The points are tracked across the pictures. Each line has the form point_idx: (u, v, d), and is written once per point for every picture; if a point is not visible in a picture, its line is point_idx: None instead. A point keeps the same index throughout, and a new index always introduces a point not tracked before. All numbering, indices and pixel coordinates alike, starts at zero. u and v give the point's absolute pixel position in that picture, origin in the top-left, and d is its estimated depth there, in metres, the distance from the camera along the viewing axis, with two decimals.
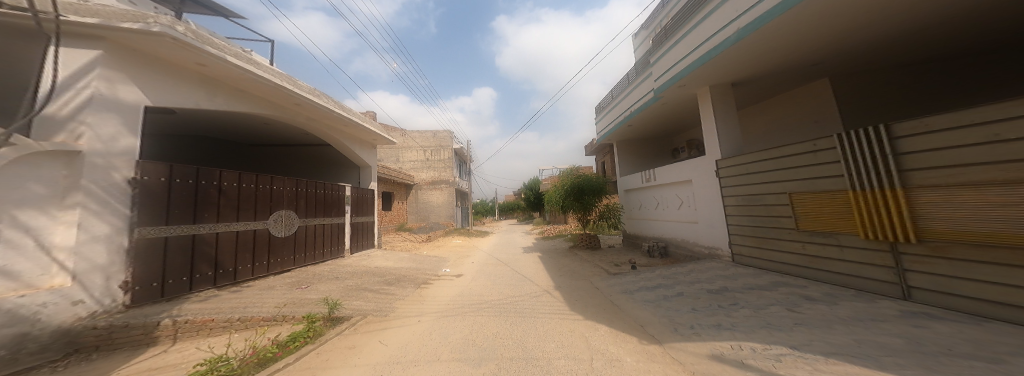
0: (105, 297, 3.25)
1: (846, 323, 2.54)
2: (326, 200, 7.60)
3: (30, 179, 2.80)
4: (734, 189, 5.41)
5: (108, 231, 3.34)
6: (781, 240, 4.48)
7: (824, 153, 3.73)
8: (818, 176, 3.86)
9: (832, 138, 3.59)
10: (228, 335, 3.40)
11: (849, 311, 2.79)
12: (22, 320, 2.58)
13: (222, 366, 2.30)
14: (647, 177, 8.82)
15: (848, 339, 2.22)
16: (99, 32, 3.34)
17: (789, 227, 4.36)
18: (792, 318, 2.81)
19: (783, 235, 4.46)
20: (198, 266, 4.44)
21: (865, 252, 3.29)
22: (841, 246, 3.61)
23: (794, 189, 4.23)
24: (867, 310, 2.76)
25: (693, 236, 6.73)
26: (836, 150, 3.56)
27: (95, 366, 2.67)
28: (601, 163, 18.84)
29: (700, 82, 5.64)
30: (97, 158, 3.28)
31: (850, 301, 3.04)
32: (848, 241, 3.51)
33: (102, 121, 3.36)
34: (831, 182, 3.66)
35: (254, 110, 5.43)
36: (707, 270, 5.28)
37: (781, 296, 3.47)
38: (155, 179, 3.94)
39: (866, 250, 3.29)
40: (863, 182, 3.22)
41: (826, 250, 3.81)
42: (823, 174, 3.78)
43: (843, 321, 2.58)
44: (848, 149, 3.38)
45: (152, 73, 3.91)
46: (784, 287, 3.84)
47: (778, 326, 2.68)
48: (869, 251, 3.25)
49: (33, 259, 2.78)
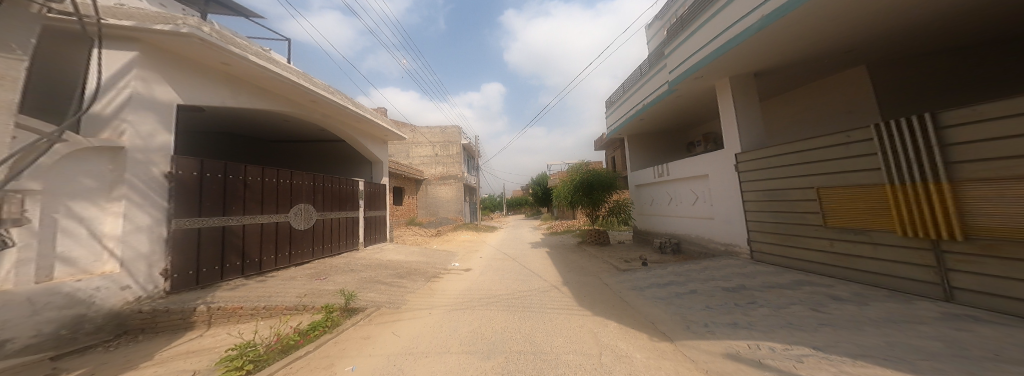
0: (148, 283, 3.52)
1: (878, 325, 2.45)
2: (341, 195, 7.83)
3: (81, 174, 3.04)
4: (755, 185, 5.24)
5: (149, 222, 3.59)
6: (807, 238, 4.32)
7: (859, 146, 3.56)
8: (851, 170, 3.69)
9: (868, 129, 3.42)
10: (255, 322, 3.55)
11: (880, 312, 2.70)
12: (80, 302, 2.85)
13: (249, 351, 2.47)
14: (659, 172, 8.62)
15: (880, 341, 2.15)
16: (135, 34, 3.53)
17: (816, 224, 4.20)
18: (817, 318, 2.74)
19: (809, 233, 4.30)
20: (228, 256, 4.68)
21: (903, 250, 3.15)
22: (876, 244, 3.44)
23: (823, 184, 4.07)
24: (904, 311, 2.65)
25: (707, 232, 6.63)
26: (872, 142, 3.39)
27: (140, 348, 2.90)
28: (611, 158, 18.66)
29: (718, 73, 5.47)
30: (137, 154, 3.50)
31: (882, 302, 2.93)
32: (883, 239, 3.36)
33: (141, 119, 3.57)
34: (867, 176, 3.49)
35: (272, 107, 5.60)
36: (723, 267, 5.16)
37: (805, 296, 3.37)
38: (187, 173, 4.15)
39: (904, 248, 3.14)
40: (904, 176, 3.06)
41: (857, 248, 3.65)
42: (857, 167, 3.61)
43: (875, 323, 2.49)
44: (886, 141, 3.22)
45: (180, 73, 4.09)
46: (810, 286, 3.71)
47: (801, 326, 2.61)
48: (907, 249, 3.11)
49: (86, 246, 3.06)
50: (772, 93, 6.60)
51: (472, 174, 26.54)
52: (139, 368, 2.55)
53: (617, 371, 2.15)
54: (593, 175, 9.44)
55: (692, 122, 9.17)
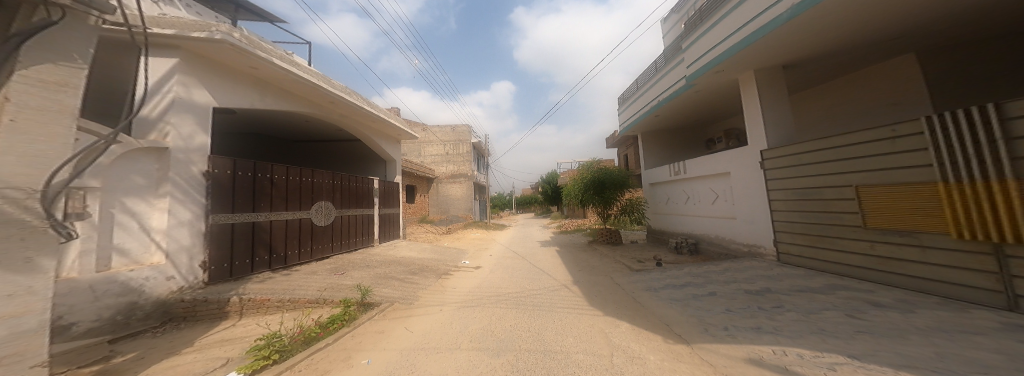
0: (190, 274, 3.79)
1: (925, 334, 2.30)
2: (358, 192, 8.07)
3: (133, 173, 3.36)
4: (782, 183, 5.03)
5: (190, 216, 3.87)
6: (843, 239, 4.12)
7: (904, 141, 3.35)
8: (892, 167, 3.49)
9: (916, 122, 3.22)
10: (280, 314, 3.70)
11: (928, 321, 2.55)
12: (132, 290, 3.14)
13: (276, 341, 2.64)
14: (676, 170, 8.42)
15: (927, 352, 2.03)
16: (176, 42, 3.78)
17: (852, 225, 3.99)
18: (853, 326, 2.61)
19: (845, 234, 4.09)
20: (257, 250, 4.93)
21: (957, 254, 2.95)
22: (923, 247, 3.24)
23: (861, 181, 3.86)
24: (955, 321, 2.49)
25: (727, 232, 6.42)
26: (921, 137, 3.19)
27: (182, 335, 3.13)
28: (624, 155, 18.35)
29: (741, 67, 5.29)
30: (179, 154, 3.79)
31: (931, 310, 2.75)
32: (932, 242, 3.15)
33: (182, 121, 3.84)
34: (913, 173, 3.29)
35: (296, 109, 5.84)
36: (747, 269, 4.99)
37: (841, 301, 3.21)
38: (222, 171, 4.40)
39: (959, 252, 2.94)
40: (961, 172, 2.88)
41: (901, 251, 3.44)
42: (900, 164, 3.41)
43: (921, 332, 2.35)
44: (940, 135, 3.04)
45: (215, 78, 4.35)
46: (844, 291, 3.54)
47: (834, 333, 2.50)
48: (963, 254, 2.91)
49: (137, 239, 3.37)
50: (805, 85, 6.30)
51: (481, 172, 26.74)
52: (181, 354, 2.75)
53: (629, 372, 2.15)
54: (605, 173, 9.32)
55: (714, 117, 8.91)
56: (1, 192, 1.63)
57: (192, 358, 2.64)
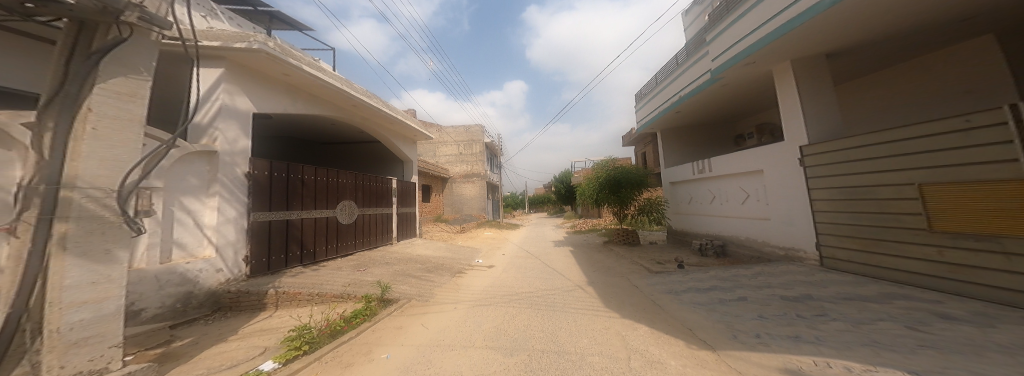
0: (235, 267, 4.10)
1: (1003, 350, 2.07)
2: (377, 192, 8.36)
3: (187, 174, 3.69)
4: (824, 182, 4.70)
5: (235, 214, 4.18)
6: (901, 243, 3.77)
7: (983, 133, 3.04)
8: (967, 163, 3.17)
9: (997, 112, 2.91)
10: (311, 307, 3.87)
11: (1009, 337, 2.28)
12: (188, 281, 3.47)
13: (306, 333, 2.79)
14: (700, 168, 8.11)
15: (1007, 371, 1.82)
16: (222, 53, 4.09)
17: (912, 228, 3.64)
18: (913, 338, 2.39)
19: (903, 237, 3.74)
20: (290, 246, 5.23)
21: None
22: (1004, 254, 2.90)
23: (921, 179, 3.54)
24: None
25: (759, 234, 6.09)
26: (1004, 128, 2.88)
27: (228, 323, 3.40)
28: (642, 153, 17.92)
29: (775, 58, 5.02)
30: (226, 157, 4.11)
31: (1015, 325, 2.45)
32: (1015, 248, 2.82)
33: (228, 126, 4.17)
34: (994, 169, 2.98)
35: (323, 112, 6.13)
36: (784, 274, 4.70)
37: (900, 312, 2.94)
38: (260, 172, 4.71)
39: None
40: None
41: (976, 258, 3.10)
42: (979, 159, 3.08)
43: (996, 347, 2.12)
44: (1020, 126, 2.76)
45: (254, 85, 4.66)
46: (904, 300, 3.24)
47: (890, 346, 2.30)
48: None
49: (193, 234, 3.70)
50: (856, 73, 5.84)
51: (494, 172, 26.95)
52: (227, 341, 2.99)
53: None
54: (621, 171, 9.12)
55: (746, 112, 8.54)
56: (84, 191, 1.84)
57: (236, 346, 2.86)
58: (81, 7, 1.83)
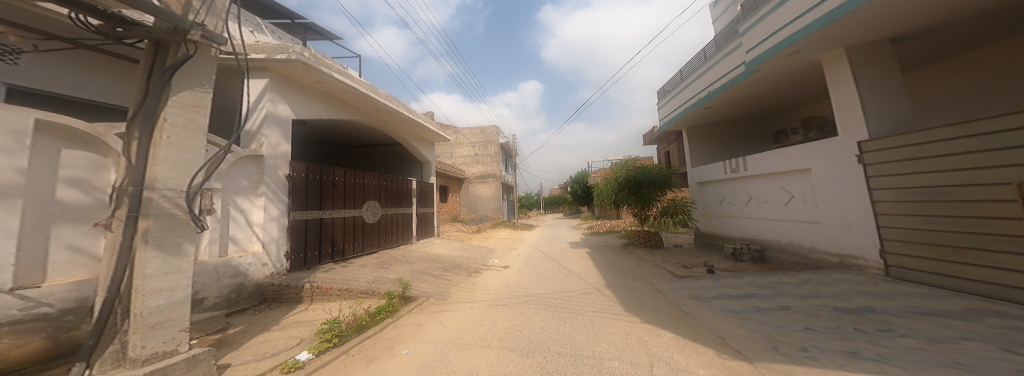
0: (277, 262, 4.44)
1: None
2: (399, 192, 8.65)
3: (240, 176, 4.04)
4: (888, 181, 4.27)
5: (277, 213, 4.52)
6: (992, 252, 3.31)
7: None
8: None
9: None
10: (340, 302, 4.07)
11: None
12: (241, 274, 3.81)
13: (335, 326, 2.98)
14: (734, 167, 7.68)
15: None
16: (266, 64, 4.44)
17: (1009, 234, 3.19)
18: (1004, 359, 2.11)
19: (995, 244, 3.29)
20: (323, 244, 5.55)
21: None
22: None
23: (1018, 178, 3.10)
24: None
25: (805, 239, 5.65)
26: None
27: (271, 314, 3.66)
28: (665, 152, 17.33)
29: (821, 47, 4.68)
30: (271, 160, 4.47)
31: None
32: None
33: (272, 132, 4.52)
34: None
35: (351, 117, 6.44)
36: (837, 283, 4.32)
37: (986, 330, 2.61)
38: (297, 174, 5.04)
39: None
40: None
41: None
42: None
43: None
44: None
45: (292, 93, 4.99)
46: (992, 317, 2.86)
47: (971, 366, 2.05)
48: None
49: (244, 231, 4.04)
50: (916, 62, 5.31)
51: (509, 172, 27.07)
52: (271, 330, 3.24)
53: None
54: (642, 171, 8.83)
55: (788, 107, 8.03)
56: (161, 192, 2.08)
57: (277, 335, 3.09)
58: (156, 29, 2.10)
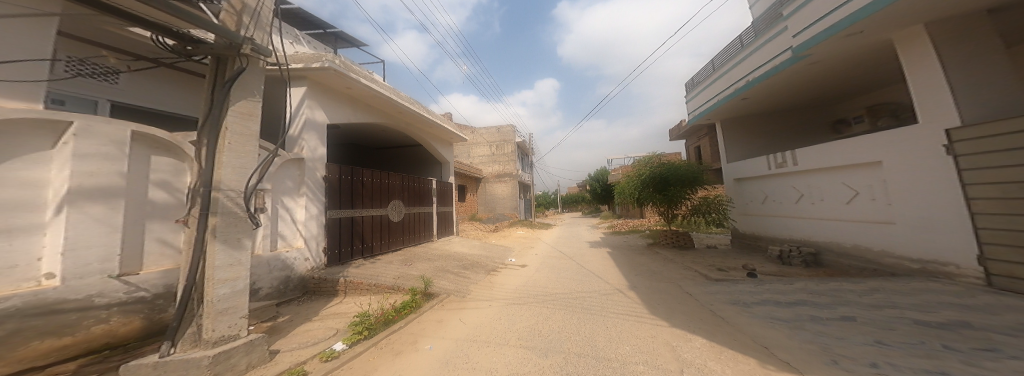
0: (317, 257, 4.82)
1: None
2: (421, 192, 8.98)
3: (286, 178, 4.44)
4: (983, 175, 3.62)
5: (316, 211, 4.90)
6: None
7: None
8: None
9: None
10: (370, 295, 4.31)
11: None
12: (288, 267, 4.19)
13: (366, 320, 3.11)
14: (780, 162, 6.97)
15: None
16: (305, 73, 4.81)
17: None
18: None
19: None
20: (354, 240, 5.92)
21: None
22: None
23: None
24: None
25: (873, 242, 4.98)
26: None
27: (312, 305, 3.98)
28: (694, 147, 16.29)
29: (892, 23, 4.07)
30: (311, 162, 4.88)
31: None
32: None
33: (310, 136, 4.92)
34: None
35: (377, 119, 6.77)
36: (918, 293, 3.71)
37: None
38: (331, 176, 5.41)
39: None
40: None
41: None
42: None
43: None
44: None
45: (326, 99, 5.36)
46: None
47: None
48: None
49: (290, 228, 4.44)
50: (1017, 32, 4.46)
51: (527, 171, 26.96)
52: (311, 320, 3.51)
53: None
54: (669, 168, 8.27)
55: (848, 93, 7.13)
56: (226, 192, 2.34)
57: (317, 325, 3.35)
58: (216, 45, 2.37)
